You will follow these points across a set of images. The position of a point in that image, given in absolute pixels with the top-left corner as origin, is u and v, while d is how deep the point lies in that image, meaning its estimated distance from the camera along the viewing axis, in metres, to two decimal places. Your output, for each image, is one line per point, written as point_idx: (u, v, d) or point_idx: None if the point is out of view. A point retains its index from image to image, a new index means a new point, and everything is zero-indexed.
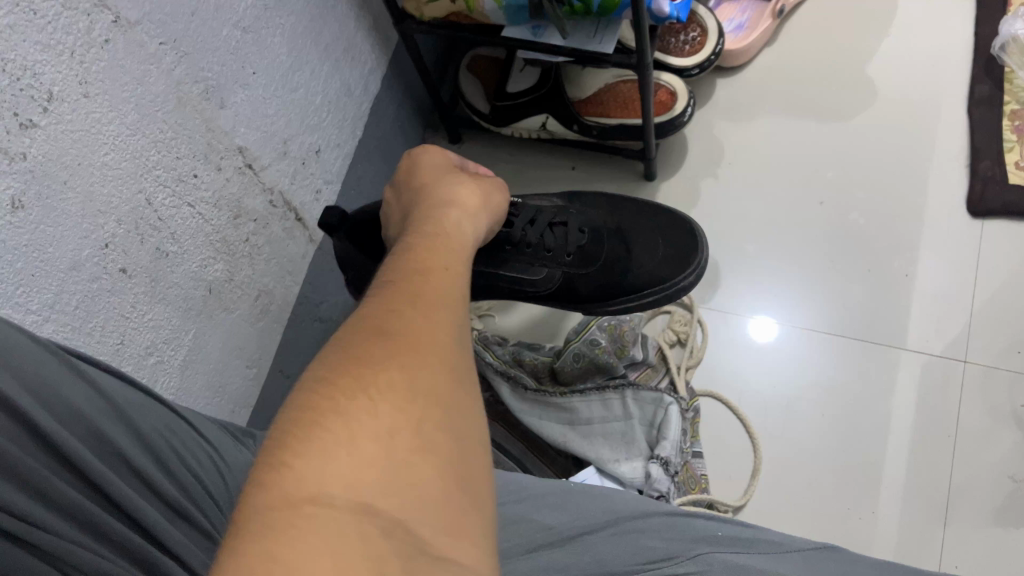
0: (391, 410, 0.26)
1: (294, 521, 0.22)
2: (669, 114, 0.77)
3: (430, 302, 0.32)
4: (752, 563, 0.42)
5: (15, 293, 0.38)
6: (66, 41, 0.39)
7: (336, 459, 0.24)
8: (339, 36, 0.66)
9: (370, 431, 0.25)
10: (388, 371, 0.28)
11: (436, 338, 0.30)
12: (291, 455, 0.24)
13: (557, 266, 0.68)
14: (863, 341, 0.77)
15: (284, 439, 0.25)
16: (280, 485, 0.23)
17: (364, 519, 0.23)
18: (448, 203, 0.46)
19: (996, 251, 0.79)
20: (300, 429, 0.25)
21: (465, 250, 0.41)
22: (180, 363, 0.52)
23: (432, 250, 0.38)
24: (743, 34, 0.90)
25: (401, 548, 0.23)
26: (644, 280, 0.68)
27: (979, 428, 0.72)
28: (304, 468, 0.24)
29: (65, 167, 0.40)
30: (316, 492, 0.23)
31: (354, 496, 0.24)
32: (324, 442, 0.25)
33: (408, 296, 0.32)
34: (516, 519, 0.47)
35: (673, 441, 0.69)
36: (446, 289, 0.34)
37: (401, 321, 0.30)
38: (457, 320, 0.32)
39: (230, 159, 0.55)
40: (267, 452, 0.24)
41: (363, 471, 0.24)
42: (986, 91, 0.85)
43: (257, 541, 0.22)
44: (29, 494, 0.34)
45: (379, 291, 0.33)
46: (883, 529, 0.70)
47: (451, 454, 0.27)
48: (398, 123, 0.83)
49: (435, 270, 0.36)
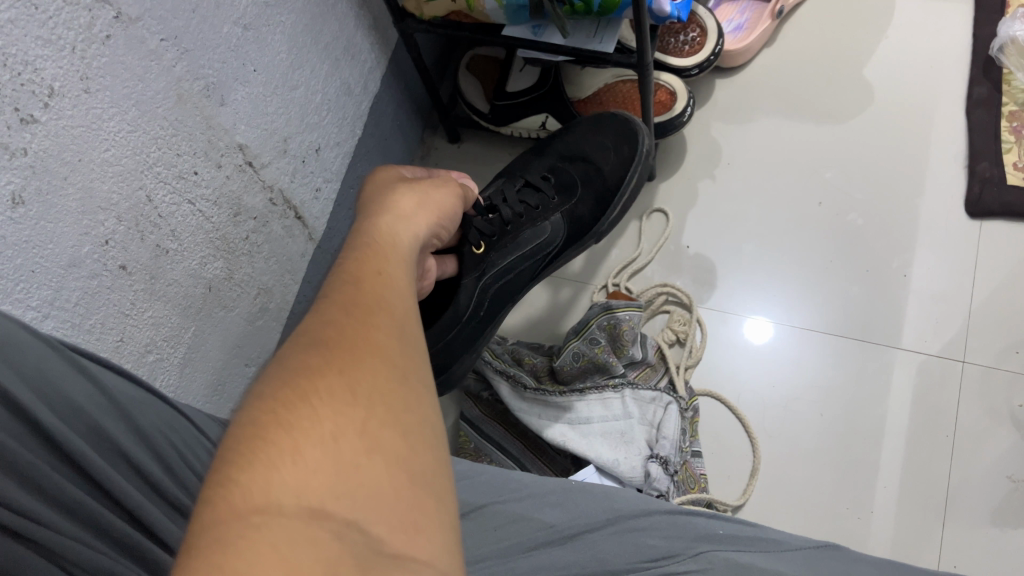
0: (333, 413, 0.26)
1: (241, 533, 0.22)
2: (669, 115, 0.79)
3: (372, 304, 0.31)
4: (753, 562, 0.42)
5: (14, 289, 0.38)
6: (66, 36, 0.39)
7: (281, 468, 0.23)
8: (340, 35, 0.66)
9: (314, 437, 0.25)
10: (330, 376, 0.27)
11: (379, 339, 0.29)
12: (236, 470, 0.23)
13: (553, 214, 0.72)
14: (861, 341, 0.77)
15: (226, 456, 0.24)
16: (225, 501, 0.22)
17: (314, 524, 0.23)
18: (387, 206, 0.43)
19: (995, 251, 0.79)
20: (242, 444, 0.24)
21: (405, 252, 0.39)
22: (179, 360, 0.52)
23: (372, 255, 0.36)
24: (742, 34, 0.90)
25: (357, 549, 0.23)
26: (620, 167, 0.73)
27: (977, 428, 0.72)
28: (249, 481, 0.23)
29: (65, 163, 0.40)
30: (265, 503, 0.23)
31: (303, 504, 0.23)
32: (267, 453, 0.24)
33: (347, 301, 0.31)
34: (517, 517, 0.47)
35: (672, 440, 0.70)
36: (388, 292, 0.32)
37: (338, 326, 0.29)
38: (401, 322, 0.31)
39: (230, 157, 0.54)
40: (210, 471, 0.24)
41: (310, 477, 0.24)
42: (985, 92, 0.85)
43: (203, 557, 0.21)
44: (30, 490, 0.34)
45: (317, 301, 0.32)
46: (881, 530, 0.70)
47: (403, 451, 0.26)
48: (397, 122, 0.83)
49: (376, 273, 0.34)
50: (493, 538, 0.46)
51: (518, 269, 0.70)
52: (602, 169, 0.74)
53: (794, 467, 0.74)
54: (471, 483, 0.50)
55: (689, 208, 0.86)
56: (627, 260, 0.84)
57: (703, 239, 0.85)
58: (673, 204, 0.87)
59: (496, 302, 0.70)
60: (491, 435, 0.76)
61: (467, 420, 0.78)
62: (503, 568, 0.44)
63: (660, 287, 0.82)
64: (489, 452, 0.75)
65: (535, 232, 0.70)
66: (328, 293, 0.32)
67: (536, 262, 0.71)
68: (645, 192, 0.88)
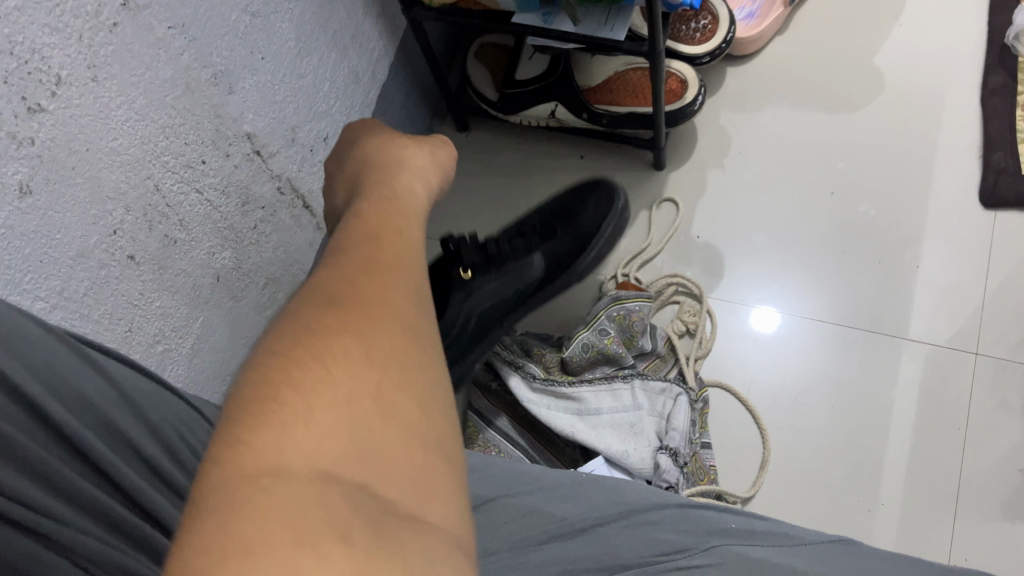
0: (347, 378, 0.25)
1: (251, 496, 0.21)
2: (680, 103, 0.78)
3: (388, 264, 0.30)
4: (768, 557, 0.42)
5: (23, 279, 0.37)
6: (74, 25, 0.38)
7: (293, 430, 0.23)
8: (348, 22, 0.65)
9: (327, 401, 0.24)
10: (344, 337, 0.26)
11: (392, 301, 0.28)
12: (248, 432, 0.23)
13: (538, 252, 0.70)
14: (868, 331, 0.77)
15: (236, 416, 0.23)
16: (236, 464, 0.22)
17: (327, 486, 0.22)
18: (399, 160, 0.42)
19: (1010, 243, 0.78)
20: (254, 405, 0.23)
21: (419, 212, 0.38)
22: (188, 351, 0.52)
23: (386, 212, 0.35)
24: (753, 23, 0.88)
25: (371, 512, 0.22)
26: (598, 218, 0.73)
27: (988, 418, 0.72)
28: (262, 443, 0.22)
29: (73, 153, 0.39)
30: (277, 466, 0.22)
31: (315, 467, 0.23)
32: (280, 415, 0.23)
33: (362, 259, 0.30)
34: (529, 510, 0.47)
35: (681, 433, 0.70)
36: (405, 253, 0.32)
37: (353, 286, 0.28)
38: (414, 288, 0.30)
39: (238, 146, 0.54)
40: (218, 431, 0.23)
41: (324, 440, 0.23)
42: (999, 81, 0.84)
43: (213, 522, 0.20)
44: (44, 484, 0.33)
45: (328, 258, 0.31)
46: (891, 522, 0.70)
47: (415, 417, 0.26)
48: (405, 109, 0.83)
49: (394, 233, 0.33)
50: (504, 531, 0.46)
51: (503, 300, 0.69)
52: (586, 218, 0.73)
53: (804, 458, 0.73)
54: (482, 475, 0.50)
55: (698, 198, 0.86)
56: (637, 250, 0.84)
57: (714, 230, 0.84)
58: (682, 193, 0.86)
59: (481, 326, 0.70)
60: (499, 426, 0.76)
61: (476, 410, 0.77)
62: (515, 560, 0.44)
63: (670, 277, 0.81)
64: (498, 443, 0.74)
65: (518, 266, 0.69)
66: (337, 252, 0.31)
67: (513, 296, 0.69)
68: (655, 181, 0.87)
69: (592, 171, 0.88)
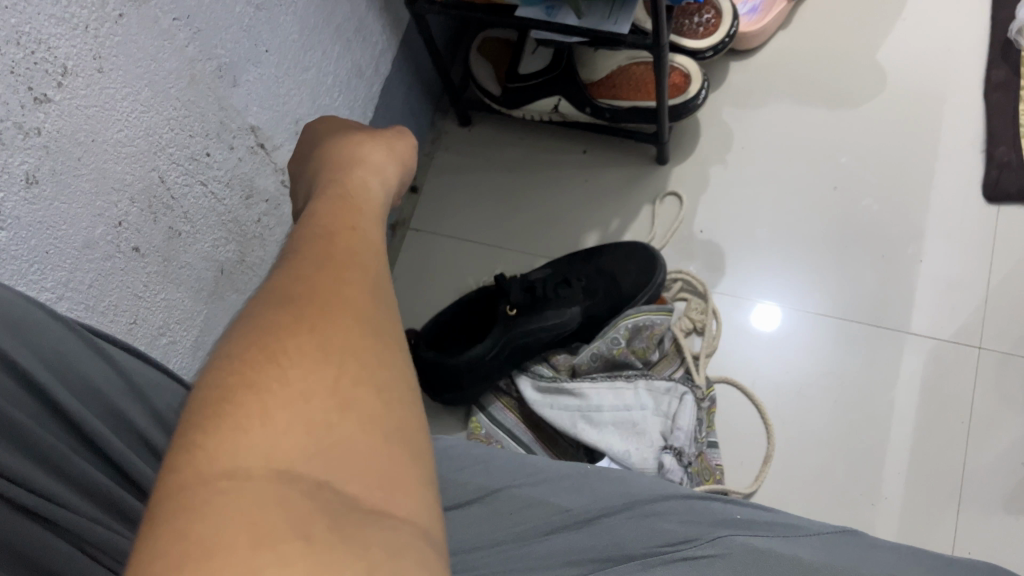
0: (304, 375, 0.25)
1: (207, 496, 0.21)
2: (684, 97, 0.78)
3: (346, 259, 0.30)
4: (773, 546, 0.42)
5: (28, 270, 0.37)
6: (80, 15, 0.38)
7: (248, 430, 0.23)
8: (352, 16, 0.65)
9: (283, 399, 0.24)
10: (300, 335, 0.26)
11: (350, 296, 0.28)
12: (201, 434, 0.23)
13: (575, 306, 0.77)
14: (871, 325, 0.77)
15: (190, 419, 0.23)
16: (191, 465, 0.22)
17: (285, 484, 0.22)
18: (354, 150, 0.40)
19: (1013, 238, 0.78)
20: (208, 406, 0.23)
21: (376, 205, 0.37)
22: (191, 344, 0.52)
23: (342, 206, 0.34)
24: (757, 17, 0.88)
25: (331, 507, 0.22)
26: (636, 286, 0.78)
27: (991, 412, 0.72)
28: (216, 445, 0.22)
29: (79, 144, 0.39)
30: (232, 467, 0.22)
31: (272, 465, 0.22)
32: (234, 416, 0.23)
33: (318, 256, 0.30)
34: (533, 501, 0.47)
35: (686, 431, 0.70)
36: (362, 248, 0.32)
37: (309, 283, 0.28)
38: (374, 283, 0.30)
39: (242, 138, 0.54)
40: (173, 436, 0.23)
41: (280, 438, 0.23)
42: (1003, 75, 0.84)
43: (167, 523, 0.20)
44: (52, 471, 0.33)
45: (285, 257, 0.31)
46: (893, 517, 0.70)
47: (378, 409, 0.26)
48: (407, 104, 0.83)
49: (350, 228, 0.32)
50: (509, 523, 0.46)
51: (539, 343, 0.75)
52: (620, 283, 0.78)
53: (806, 452, 0.73)
54: (486, 467, 0.50)
55: (701, 193, 0.86)
56: None
57: (717, 225, 0.84)
58: (685, 188, 0.86)
59: (508, 363, 0.75)
60: (503, 423, 0.76)
61: (480, 406, 0.77)
62: (519, 551, 0.44)
63: (674, 274, 0.82)
64: (500, 437, 0.75)
65: (557, 314, 0.75)
66: (293, 251, 0.31)
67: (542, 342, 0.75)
68: (657, 175, 0.87)
69: (592, 168, 0.89)
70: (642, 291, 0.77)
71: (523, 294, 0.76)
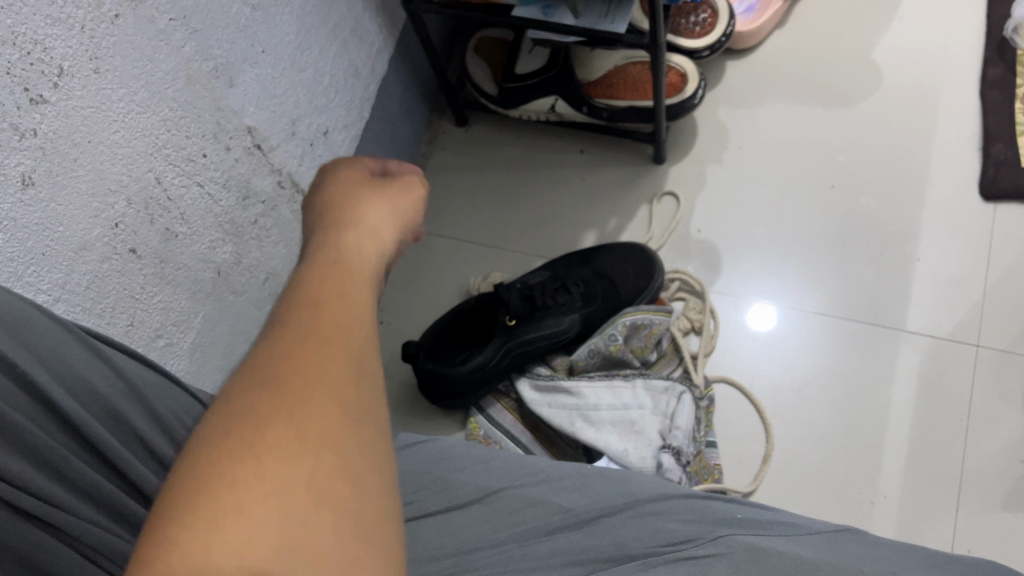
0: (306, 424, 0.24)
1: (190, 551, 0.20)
2: (680, 97, 0.78)
3: (346, 291, 0.30)
4: (775, 545, 0.42)
5: (26, 272, 0.37)
6: (76, 15, 0.38)
7: (242, 483, 0.22)
8: (348, 16, 0.65)
9: (282, 450, 0.23)
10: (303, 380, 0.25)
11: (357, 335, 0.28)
12: (195, 484, 0.22)
13: (573, 313, 0.77)
14: (868, 323, 0.77)
15: (187, 469, 0.23)
16: (179, 518, 0.21)
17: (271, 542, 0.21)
18: (351, 176, 0.41)
19: (1009, 236, 0.78)
20: (205, 457, 0.23)
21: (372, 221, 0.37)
22: (189, 345, 0.52)
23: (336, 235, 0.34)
24: (753, 16, 0.88)
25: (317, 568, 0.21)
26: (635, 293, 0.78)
27: (988, 409, 0.72)
28: (208, 496, 0.22)
29: (76, 145, 0.39)
30: (220, 521, 0.21)
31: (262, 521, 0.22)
32: (228, 468, 0.23)
33: (320, 289, 0.29)
34: (534, 501, 0.47)
35: (685, 430, 0.71)
36: (355, 275, 0.32)
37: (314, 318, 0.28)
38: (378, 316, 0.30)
39: (238, 140, 0.54)
40: (169, 485, 0.22)
41: (275, 491, 0.22)
42: (998, 73, 0.84)
43: None
44: (52, 473, 0.33)
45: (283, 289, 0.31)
46: (890, 514, 0.70)
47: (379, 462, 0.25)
48: (403, 102, 0.83)
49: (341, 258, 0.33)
50: (509, 522, 0.46)
51: (539, 351, 0.75)
52: (619, 289, 0.78)
53: (805, 450, 0.73)
54: (486, 467, 0.50)
55: (696, 192, 0.86)
56: None
57: (714, 224, 0.84)
58: (682, 187, 0.86)
59: (508, 369, 0.75)
60: (501, 423, 0.76)
61: (478, 408, 0.77)
62: (519, 551, 0.44)
63: (671, 274, 0.82)
64: (499, 438, 0.75)
65: (555, 322, 0.75)
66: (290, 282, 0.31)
67: (541, 351, 0.75)
68: (655, 173, 0.87)
69: (591, 168, 0.89)
70: (640, 297, 0.77)
71: (522, 304, 0.75)
